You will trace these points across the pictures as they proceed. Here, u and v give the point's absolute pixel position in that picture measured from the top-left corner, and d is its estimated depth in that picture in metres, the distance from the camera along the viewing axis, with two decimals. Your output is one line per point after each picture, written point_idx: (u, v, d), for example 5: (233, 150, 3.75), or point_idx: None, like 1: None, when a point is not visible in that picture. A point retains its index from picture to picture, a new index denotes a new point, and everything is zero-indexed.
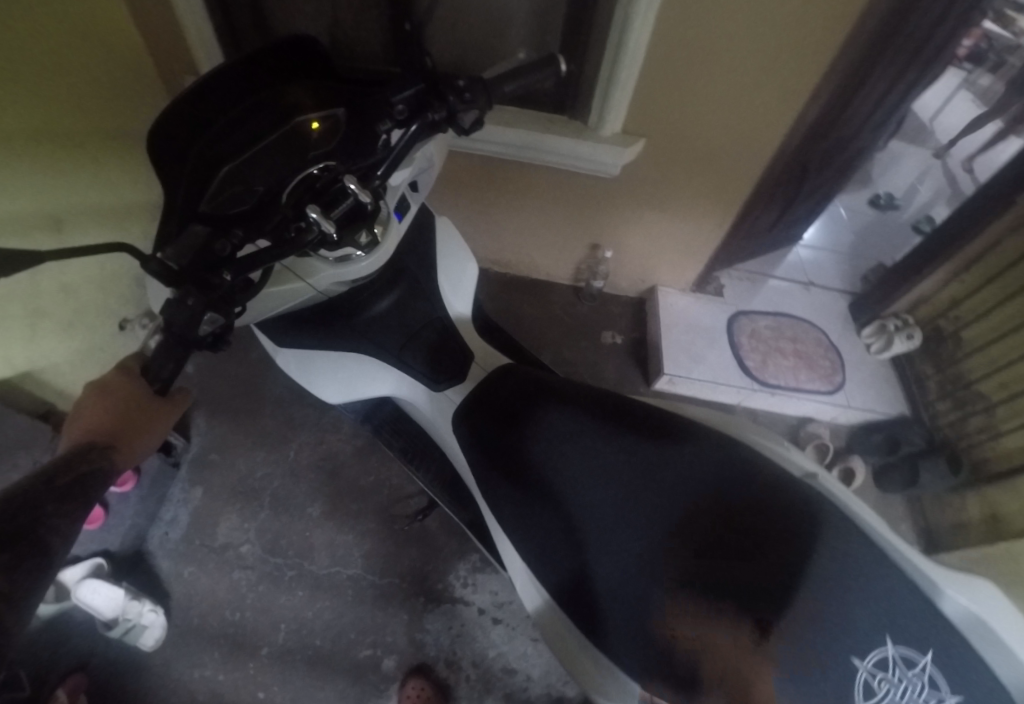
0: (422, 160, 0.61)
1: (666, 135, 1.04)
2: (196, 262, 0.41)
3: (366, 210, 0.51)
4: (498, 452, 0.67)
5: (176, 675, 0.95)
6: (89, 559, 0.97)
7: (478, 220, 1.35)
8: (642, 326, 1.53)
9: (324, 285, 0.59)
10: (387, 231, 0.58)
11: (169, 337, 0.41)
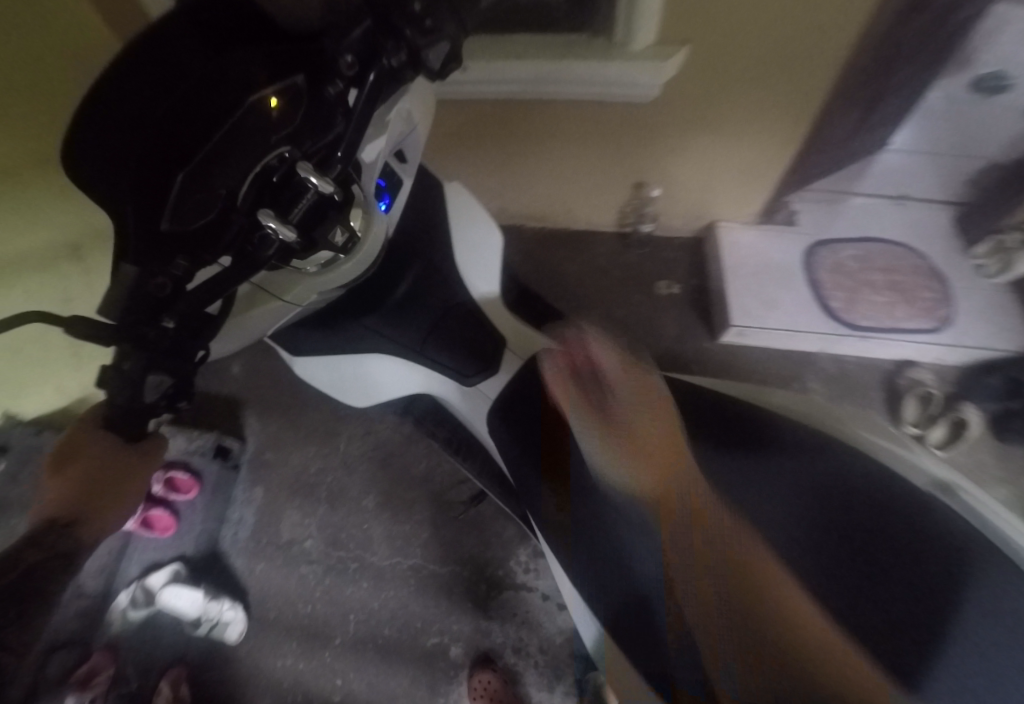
0: (399, 123, 0.49)
1: (715, 39, 0.84)
2: (130, 313, 0.34)
3: (334, 202, 0.41)
4: (538, 441, 0.66)
5: (262, 664, 1.00)
6: (169, 564, 1.02)
7: (505, 172, 1.22)
8: (703, 271, 1.35)
9: (306, 301, 0.50)
10: (369, 223, 0.49)
11: (115, 409, 0.36)
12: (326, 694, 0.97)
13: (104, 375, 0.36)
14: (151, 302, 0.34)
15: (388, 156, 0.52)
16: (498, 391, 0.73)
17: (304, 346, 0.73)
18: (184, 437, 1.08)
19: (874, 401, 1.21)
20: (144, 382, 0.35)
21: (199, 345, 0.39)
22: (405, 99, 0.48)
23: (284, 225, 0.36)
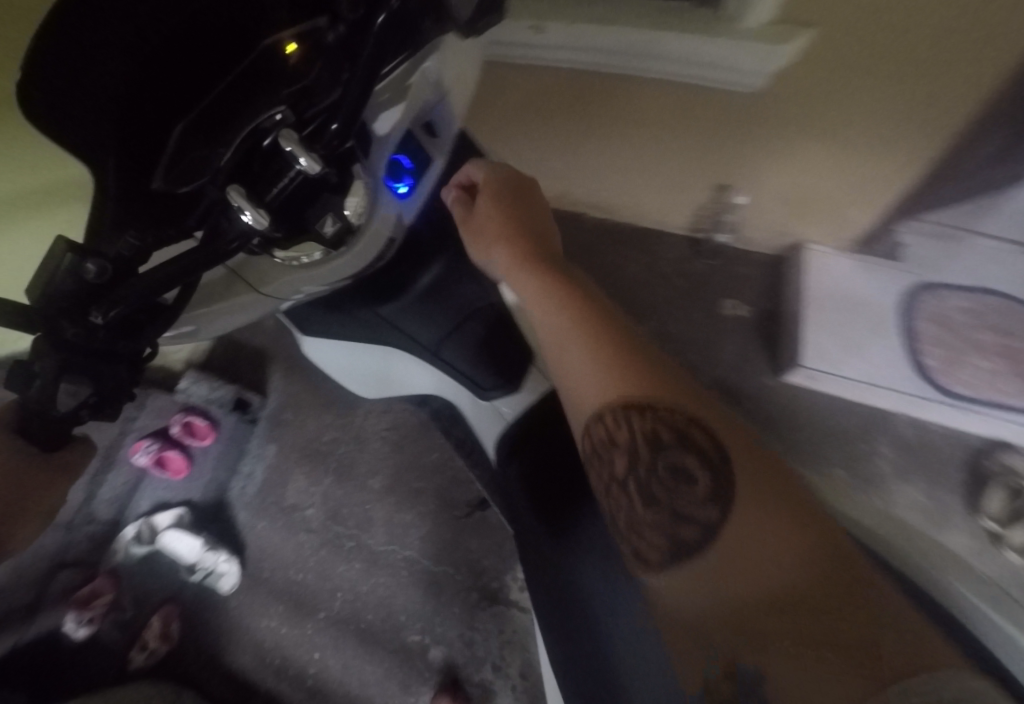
0: (423, 89, 0.44)
1: (838, 39, 0.68)
2: (61, 298, 0.29)
3: (328, 183, 0.37)
4: (555, 491, 0.59)
5: (248, 621, 1.00)
6: (175, 507, 1.02)
7: (577, 151, 1.09)
8: (779, 295, 1.20)
9: (289, 296, 0.44)
10: (373, 215, 0.42)
11: (19, 413, 0.30)
12: (303, 665, 0.98)
13: (14, 377, 0.31)
14: (81, 291, 0.29)
15: (414, 128, 0.46)
16: (512, 412, 0.67)
17: (313, 326, 0.67)
18: (206, 385, 1.08)
19: (952, 483, 1.08)
20: (55, 390, 0.30)
21: (140, 344, 0.33)
22: (429, 60, 0.44)
23: (257, 212, 0.32)
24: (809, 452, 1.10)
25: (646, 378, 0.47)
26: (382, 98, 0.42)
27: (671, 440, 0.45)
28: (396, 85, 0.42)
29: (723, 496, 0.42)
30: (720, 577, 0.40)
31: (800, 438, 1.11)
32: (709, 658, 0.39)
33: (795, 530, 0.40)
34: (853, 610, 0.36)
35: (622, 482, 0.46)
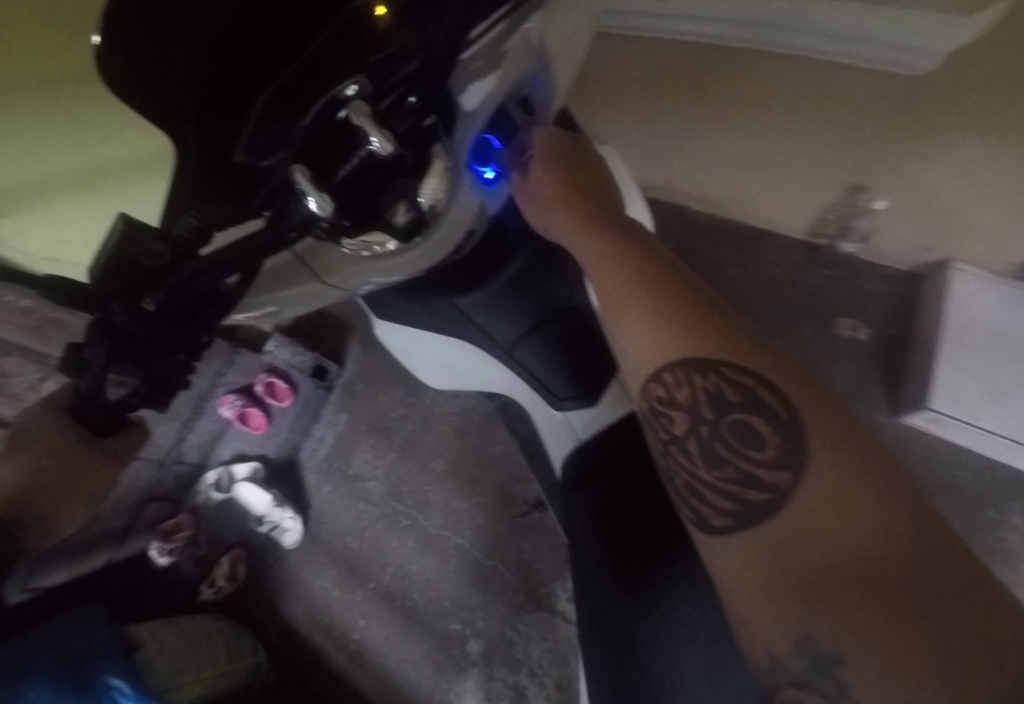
0: (522, 56, 0.37)
1: None
2: (117, 279, 0.30)
3: (404, 167, 0.32)
4: (631, 527, 0.53)
5: (304, 577, 1.06)
6: (251, 460, 1.09)
7: (688, 137, 0.99)
8: (910, 319, 1.02)
9: (354, 289, 0.43)
10: (452, 203, 0.38)
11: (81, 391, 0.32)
12: (348, 630, 1.02)
13: (67, 361, 0.31)
14: (144, 275, 0.30)
15: (509, 102, 0.40)
16: (589, 431, 0.62)
17: (388, 310, 0.65)
18: (290, 349, 1.09)
19: None
20: (103, 378, 0.30)
21: (199, 330, 0.34)
22: (531, 19, 0.37)
23: (322, 197, 0.30)
24: None
25: (709, 327, 0.39)
26: (473, 67, 0.36)
27: (737, 396, 0.37)
28: (489, 51, 0.36)
29: (798, 458, 0.33)
30: (785, 545, 0.31)
31: None
32: (773, 640, 0.30)
33: (889, 498, 0.30)
34: (962, 593, 0.26)
35: (680, 441, 0.39)
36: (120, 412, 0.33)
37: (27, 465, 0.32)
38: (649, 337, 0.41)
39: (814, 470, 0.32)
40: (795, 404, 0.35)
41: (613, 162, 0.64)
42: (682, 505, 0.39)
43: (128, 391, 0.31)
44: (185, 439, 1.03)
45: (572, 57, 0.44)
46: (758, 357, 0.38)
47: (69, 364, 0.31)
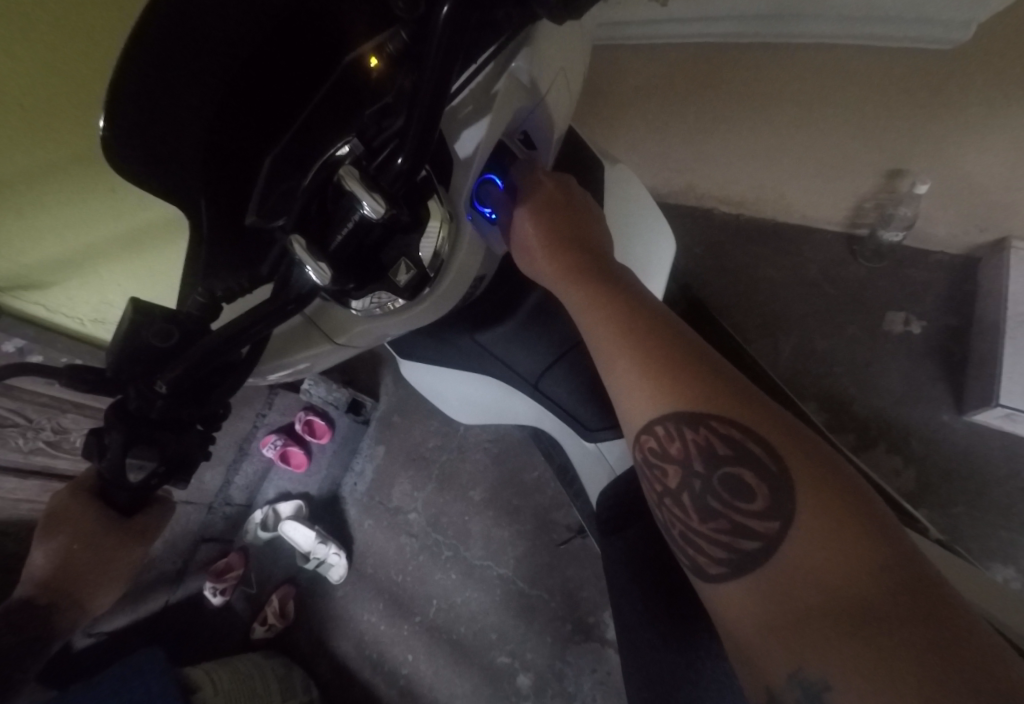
0: (515, 95, 0.36)
1: None
2: (131, 366, 0.30)
3: (402, 225, 0.31)
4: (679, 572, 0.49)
5: (351, 613, 1.06)
6: (294, 499, 1.11)
7: (707, 140, 0.96)
8: (968, 308, 0.95)
9: (366, 345, 0.43)
10: (458, 251, 0.36)
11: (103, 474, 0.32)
12: (397, 665, 1.02)
13: (89, 448, 0.32)
14: (153, 360, 0.30)
15: (508, 137, 0.40)
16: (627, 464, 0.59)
17: (412, 351, 0.65)
18: (325, 387, 1.11)
19: None
20: (122, 463, 0.31)
21: (216, 404, 0.34)
22: (518, 57, 0.36)
23: (320, 265, 0.29)
24: (996, 513, 0.88)
25: (697, 378, 0.35)
26: (465, 113, 0.35)
27: (727, 448, 0.33)
28: (481, 95, 0.35)
29: (790, 510, 0.31)
30: (777, 591, 0.30)
31: (984, 495, 0.88)
32: (769, 677, 0.29)
33: (875, 539, 0.28)
34: (946, 634, 0.25)
35: (674, 493, 0.36)
36: (144, 490, 0.33)
37: (60, 547, 0.33)
38: (639, 391, 0.36)
39: (803, 518, 0.30)
40: (781, 451, 0.32)
41: (626, 179, 0.62)
42: (676, 552, 0.36)
43: (147, 473, 0.32)
44: (230, 482, 1.06)
45: (569, 87, 0.42)
46: (748, 407, 0.34)
47: (92, 448, 0.32)
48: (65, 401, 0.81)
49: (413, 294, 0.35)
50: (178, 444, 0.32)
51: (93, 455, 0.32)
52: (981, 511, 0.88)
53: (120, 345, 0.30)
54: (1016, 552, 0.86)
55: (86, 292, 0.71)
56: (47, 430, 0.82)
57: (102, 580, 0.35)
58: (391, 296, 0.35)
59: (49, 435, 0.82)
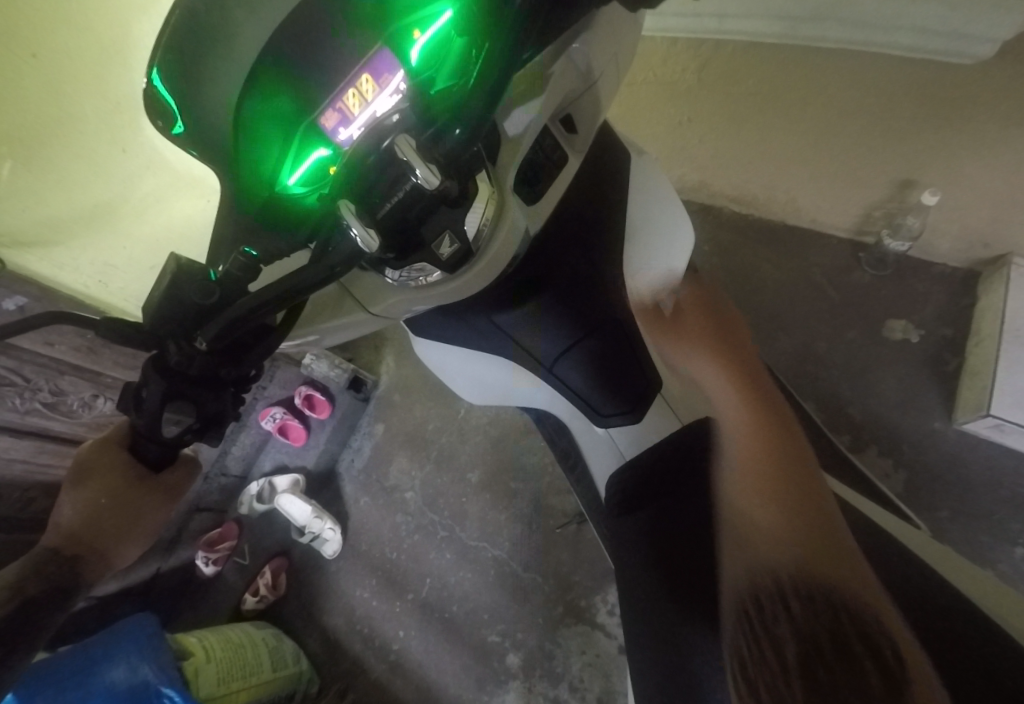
0: (569, 76, 0.37)
1: None
2: (172, 322, 0.30)
3: (449, 196, 0.31)
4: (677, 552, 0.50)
5: (345, 586, 1.08)
6: (291, 472, 1.12)
7: (723, 138, 0.96)
8: (967, 320, 0.96)
9: (395, 316, 0.43)
10: (498, 230, 0.37)
11: (136, 429, 0.32)
12: (389, 641, 1.04)
13: (125, 401, 0.31)
14: (193, 316, 0.30)
15: (552, 118, 0.41)
16: (635, 451, 0.61)
17: (427, 332, 0.66)
18: (327, 362, 1.11)
19: None
20: (160, 417, 0.31)
21: (249, 366, 0.34)
22: (578, 41, 0.36)
23: (366, 231, 0.29)
24: (982, 520, 0.90)
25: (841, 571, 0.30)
26: (518, 91, 0.36)
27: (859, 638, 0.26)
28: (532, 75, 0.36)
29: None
30: None
31: (971, 501, 0.91)
32: None
33: None
34: None
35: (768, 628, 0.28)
36: (177, 447, 0.33)
37: (90, 498, 0.33)
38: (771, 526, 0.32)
39: None
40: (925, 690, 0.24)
41: (651, 169, 0.63)
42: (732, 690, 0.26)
43: (183, 428, 0.32)
44: (228, 452, 1.06)
45: (617, 73, 0.42)
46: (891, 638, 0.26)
47: (127, 403, 0.31)
48: (64, 362, 0.81)
49: (450, 268, 0.36)
50: (214, 402, 0.32)
51: (128, 408, 0.32)
52: (969, 517, 0.90)
53: (156, 304, 0.30)
54: (995, 556, 0.88)
55: (94, 251, 0.67)
56: (45, 391, 0.81)
57: (128, 535, 0.34)
58: (430, 269, 0.36)
59: (47, 397, 0.81)
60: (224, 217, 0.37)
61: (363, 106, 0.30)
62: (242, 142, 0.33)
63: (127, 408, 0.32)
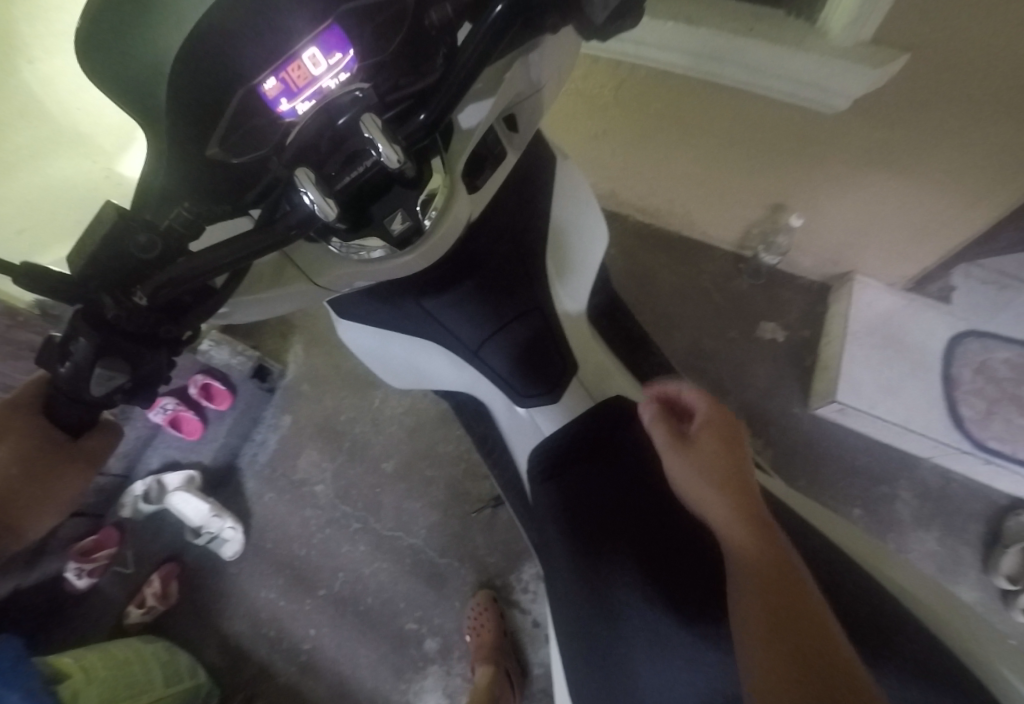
0: (520, 81, 0.40)
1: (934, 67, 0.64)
2: (104, 279, 0.28)
3: (403, 175, 0.33)
4: (593, 517, 0.56)
5: (248, 588, 1.02)
6: (185, 469, 1.03)
7: (629, 152, 1.06)
8: (819, 323, 1.15)
9: (336, 290, 0.44)
10: (444, 215, 0.39)
11: (57, 386, 0.30)
12: (298, 640, 1.00)
13: (47, 353, 0.29)
14: (135, 268, 0.29)
15: (499, 119, 0.43)
16: (553, 429, 0.66)
17: (353, 315, 0.66)
18: (228, 350, 1.04)
19: (970, 538, 1.04)
20: (90, 372, 0.29)
21: (188, 331, 0.33)
22: (534, 52, 0.39)
23: (324, 200, 0.29)
24: (828, 488, 1.08)
25: (809, 610, 0.34)
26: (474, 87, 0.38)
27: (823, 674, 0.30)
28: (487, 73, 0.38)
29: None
30: None
31: (822, 472, 1.08)
32: None
33: None
34: None
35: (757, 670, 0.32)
36: (101, 405, 0.31)
37: None
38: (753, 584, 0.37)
39: None
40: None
41: (572, 172, 0.68)
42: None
43: (113, 387, 0.31)
44: None
45: (559, 85, 0.46)
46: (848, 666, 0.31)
47: (51, 356, 0.30)
48: None
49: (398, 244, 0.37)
50: (149, 361, 0.31)
51: (50, 362, 0.29)
52: (819, 486, 1.08)
53: (93, 252, 0.27)
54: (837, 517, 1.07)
55: None
56: None
57: (38, 516, 0.30)
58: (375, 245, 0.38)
59: None
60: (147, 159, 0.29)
61: (308, 80, 0.25)
62: (171, 108, 0.25)
63: (43, 360, 0.30)
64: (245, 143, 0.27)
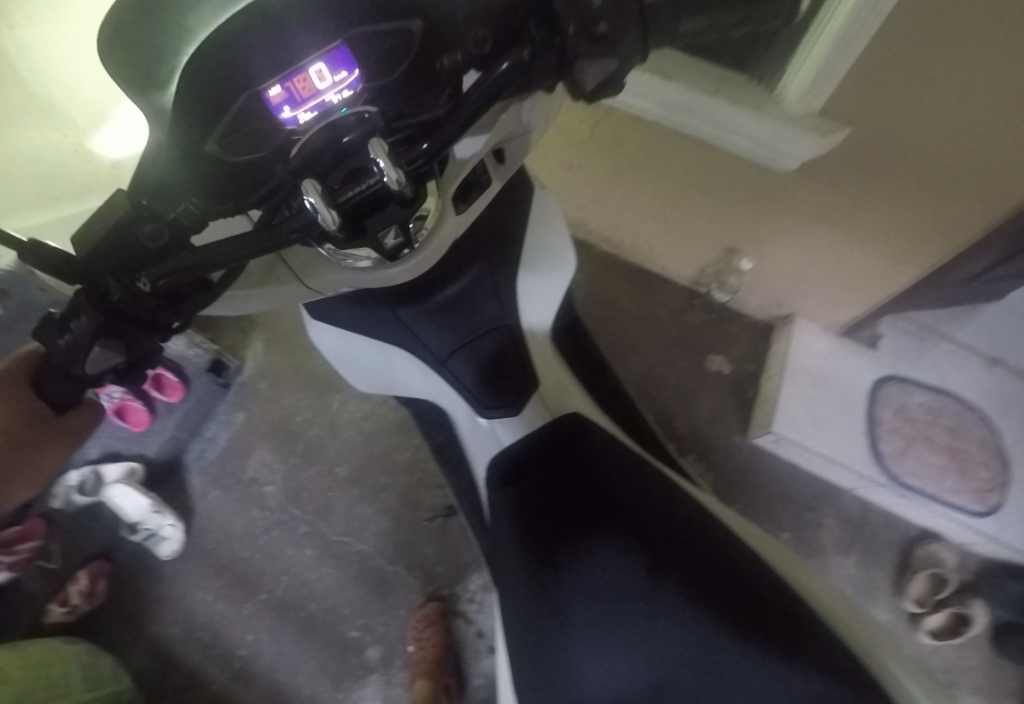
0: (513, 121, 0.44)
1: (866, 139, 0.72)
2: (110, 260, 0.29)
3: (401, 194, 0.35)
4: (542, 516, 0.58)
5: (183, 590, 0.99)
6: (127, 460, 1.00)
7: (600, 186, 1.13)
8: (762, 359, 1.24)
9: (323, 293, 0.46)
10: (435, 231, 0.43)
11: (50, 357, 0.31)
12: (233, 646, 0.97)
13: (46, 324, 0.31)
14: (136, 252, 0.30)
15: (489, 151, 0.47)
16: (511, 439, 0.69)
17: (326, 316, 0.68)
18: (184, 342, 0.97)
19: (883, 564, 1.13)
20: (86, 348, 0.31)
21: (178, 318, 0.35)
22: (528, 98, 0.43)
23: (326, 210, 0.30)
24: (760, 514, 1.16)
25: None
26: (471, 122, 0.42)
27: None
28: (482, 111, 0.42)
29: None
30: None
31: (756, 498, 1.17)
32: None
33: None
34: None
35: None
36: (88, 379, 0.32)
37: None
38: None
39: None
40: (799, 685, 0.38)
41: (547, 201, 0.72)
42: None
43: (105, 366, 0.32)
44: None
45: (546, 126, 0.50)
46: None
47: (51, 329, 0.31)
48: None
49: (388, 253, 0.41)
50: (142, 342, 0.33)
51: (49, 334, 0.31)
52: (752, 511, 1.16)
53: (97, 237, 0.29)
54: None
55: None
56: None
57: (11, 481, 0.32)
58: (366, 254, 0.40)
59: None
60: (149, 149, 0.28)
61: (313, 91, 0.26)
62: (180, 108, 0.26)
63: (39, 332, 0.32)
64: (248, 143, 0.28)
